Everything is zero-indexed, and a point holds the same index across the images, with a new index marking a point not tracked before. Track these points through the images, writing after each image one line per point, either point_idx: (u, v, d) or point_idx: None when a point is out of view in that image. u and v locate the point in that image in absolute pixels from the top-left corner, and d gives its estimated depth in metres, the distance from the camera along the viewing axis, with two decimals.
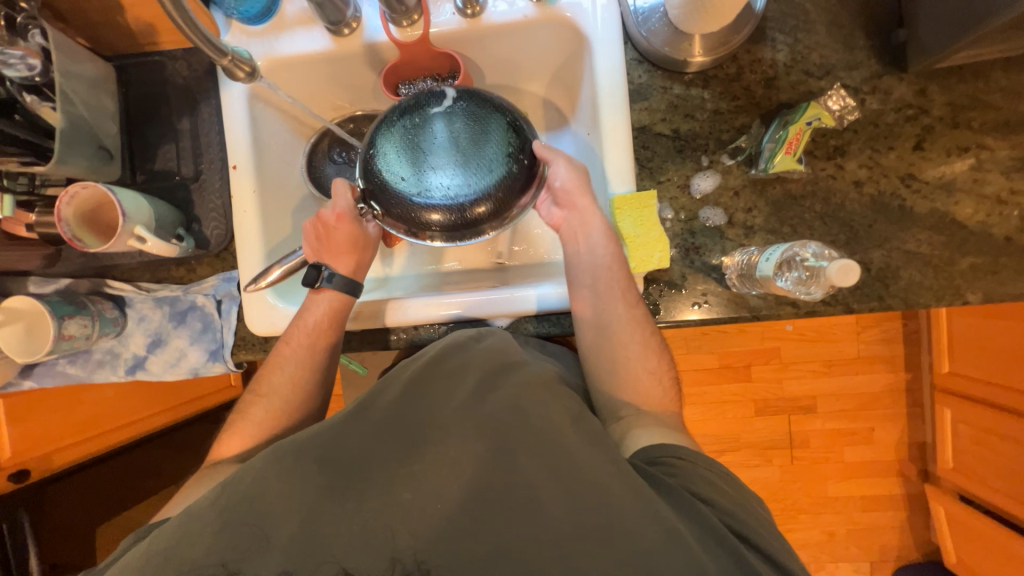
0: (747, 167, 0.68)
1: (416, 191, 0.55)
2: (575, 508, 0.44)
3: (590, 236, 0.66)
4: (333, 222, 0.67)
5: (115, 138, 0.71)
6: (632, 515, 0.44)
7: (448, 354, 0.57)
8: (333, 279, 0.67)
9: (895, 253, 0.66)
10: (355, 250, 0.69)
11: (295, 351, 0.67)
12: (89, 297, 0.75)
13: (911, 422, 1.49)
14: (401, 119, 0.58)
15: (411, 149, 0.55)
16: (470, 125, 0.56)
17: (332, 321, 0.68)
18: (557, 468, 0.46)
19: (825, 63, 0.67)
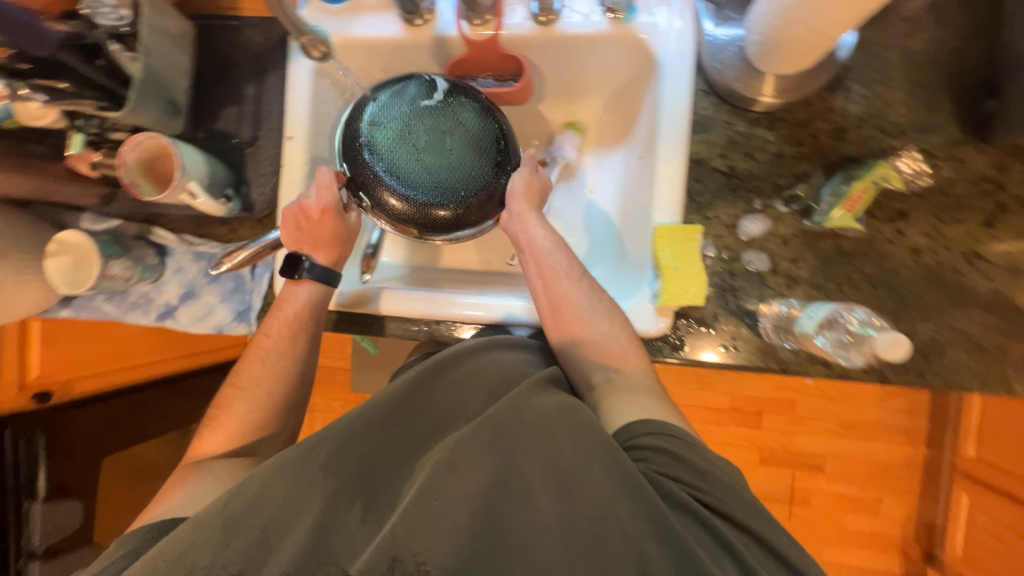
0: (800, 217, 0.66)
1: (406, 188, 0.61)
2: (568, 505, 0.46)
3: (535, 231, 0.67)
4: (315, 213, 0.67)
5: (184, 93, 0.74)
6: (626, 519, 0.45)
7: (451, 360, 0.59)
8: (310, 268, 0.68)
9: (944, 330, 0.63)
10: (333, 243, 0.70)
11: (277, 338, 0.69)
12: (135, 241, 0.78)
13: (923, 500, 1.42)
14: (389, 113, 0.62)
15: (403, 148, 0.61)
16: (459, 132, 0.63)
17: (314, 309, 0.70)
18: (549, 465, 0.48)
19: (901, 122, 0.65)
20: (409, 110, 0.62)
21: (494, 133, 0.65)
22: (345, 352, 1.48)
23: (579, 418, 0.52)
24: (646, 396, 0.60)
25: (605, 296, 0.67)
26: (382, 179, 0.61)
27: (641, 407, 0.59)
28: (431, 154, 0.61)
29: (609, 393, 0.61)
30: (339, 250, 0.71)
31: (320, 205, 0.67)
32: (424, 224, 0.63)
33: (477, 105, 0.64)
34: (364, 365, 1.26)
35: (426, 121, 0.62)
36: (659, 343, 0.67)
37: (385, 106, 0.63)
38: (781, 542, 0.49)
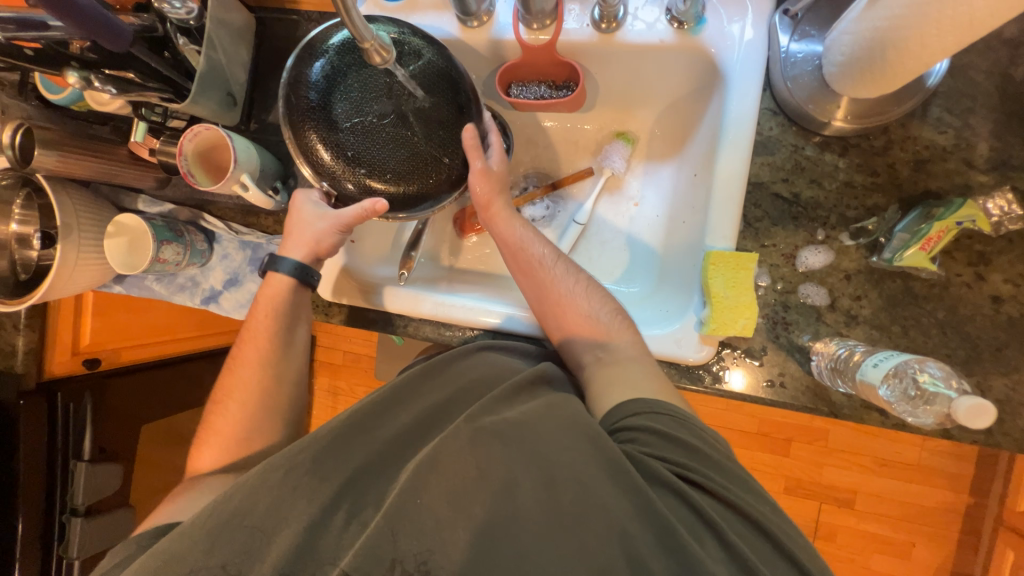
0: (867, 253, 0.61)
1: (376, 171, 0.57)
2: (554, 491, 0.46)
3: (511, 223, 0.68)
4: (299, 215, 0.68)
5: (242, 86, 0.75)
6: (611, 506, 0.45)
7: (448, 360, 0.62)
8: (285, 262, 0.69)
9: (1022, 386, 0.57)
10: (311, 243, 0.68)
11: (253, 343, 0.69)
12: (186, 226, 0.81)
13: (961, 549, 1.33)
14: (327, 94, 0.56)
15: (359, 126, 0.56)
16: (410, 90, 0.56)
17: (275, 304, 0.70)
18: (533, 454, 0.48)
19: (993, 156, 0.59)
20: (347, 87, 0.56)
21: (445, 81, 0.59)
22: (372, 340, 1.50)
23: (576, 419, 0.51)
24: (636, 366, 0.59)
25: (584, 275, 0.67)
26: (364, 175, 0.58)
27: (636, 380, 0.58)
28: (397, 128, 0.56)
29: (599, 373, 0.61)
30: (316, 251, 0.69)
31: (303, 209, 0.68)
32: (401, 205, 0.60)
33: (406, 49, 0.58)
34: (391, 357, 1.27)
35: (370, 90, 0.56)
36: (701, 372, 0.65)
37: (323, 90, 0.56)
38: (777, 526, 0.46)
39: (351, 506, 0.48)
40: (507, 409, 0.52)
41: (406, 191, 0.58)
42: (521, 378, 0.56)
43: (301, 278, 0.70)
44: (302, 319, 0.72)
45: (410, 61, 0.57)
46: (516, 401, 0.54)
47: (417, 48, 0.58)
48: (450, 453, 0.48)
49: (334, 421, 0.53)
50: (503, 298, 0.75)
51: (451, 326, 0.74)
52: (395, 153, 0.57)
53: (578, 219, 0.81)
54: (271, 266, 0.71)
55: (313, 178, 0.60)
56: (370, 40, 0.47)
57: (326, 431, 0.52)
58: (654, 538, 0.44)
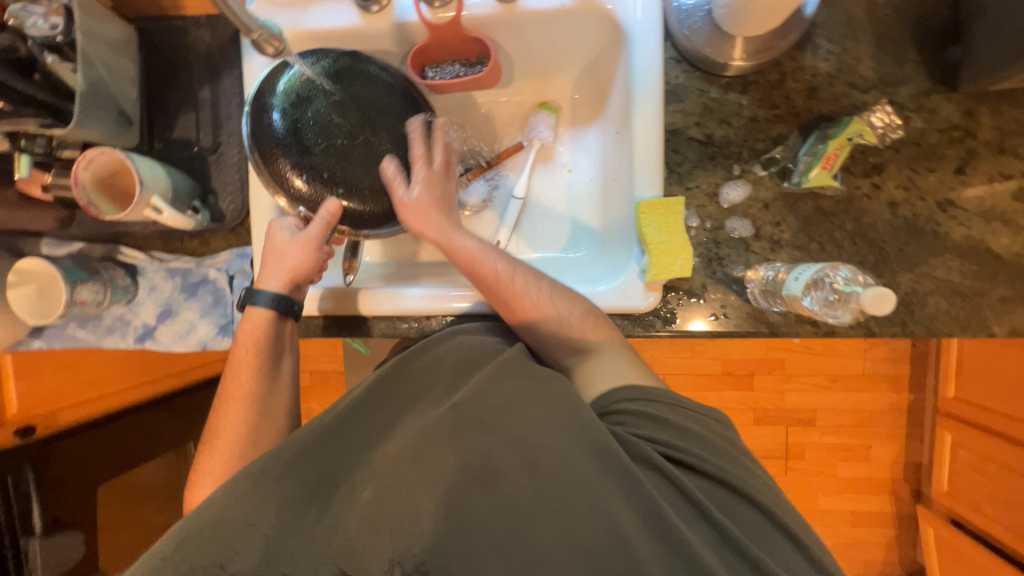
0: (779, 180, 0.66)
1: (355, 189, 0.61)
2: (543, 481, 0.46)
3: (463, 241, 0.65)
4: (273, 245, 0.66)
5: (135, 103, 0.70)
6: (594, 484, 0.45)
7: (416, 352, 0.60)
8: (262, 295, 0.66)
9: (924, 279, 0.64)
10: (289, 270, 0.65)
11: (239, 382, 0.66)
12: (103, 263, 0.75)
13: (908, 441, 1.48)
14: (297, 118, 0.58)
15: (336, 148, 0.59)
16: (379, 114, 0.62)
17: (257, 339, 0.67)
18: (520, 446, 0.47)
19: (871, 76, 0.65)
20: (317, 111, 0.58)
21: (407, 103, 0.64)
22: (336, 354, 1.46)
23: (561, 399, 0.51)
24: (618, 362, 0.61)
25: (547, 277, 0.66)
26: (346, 197, 0.61)
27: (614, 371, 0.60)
28: (369, 148, 0.61)
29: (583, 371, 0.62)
30: (296, 278, 0.66)
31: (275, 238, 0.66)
32: (379, 216, 0.64)
33: (355, 72, 0.61)
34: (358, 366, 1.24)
35: (341, 112, 0.59)
36: (651, 318, 0.68)
37: (289, 124, 0.58)
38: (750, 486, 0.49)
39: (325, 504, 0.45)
40: (490, 390, 0.51)
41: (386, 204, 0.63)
42: (500, 360, 0.55)
43: (282, 310, 0.67)
44: (284, 351, 0.69)
45: (367, 85, 0.61)
46: (498, 383, 0.52)
47: (364, 72, 0.62)
48: (421, 448, 0.47)
49: (302, 434, 0.49)
50: (463, 283, 0.75)
51: (408, 318, 0.73)
52: (374, 171, 0.61)
53: (516, 193, 0.82)
54: (247, 300, 0.67)
55: (289, 205, 0.61)
56: (258, 31, 0.56)
57: (293, 444, 0.48)
58: (640, 519, 0.45)
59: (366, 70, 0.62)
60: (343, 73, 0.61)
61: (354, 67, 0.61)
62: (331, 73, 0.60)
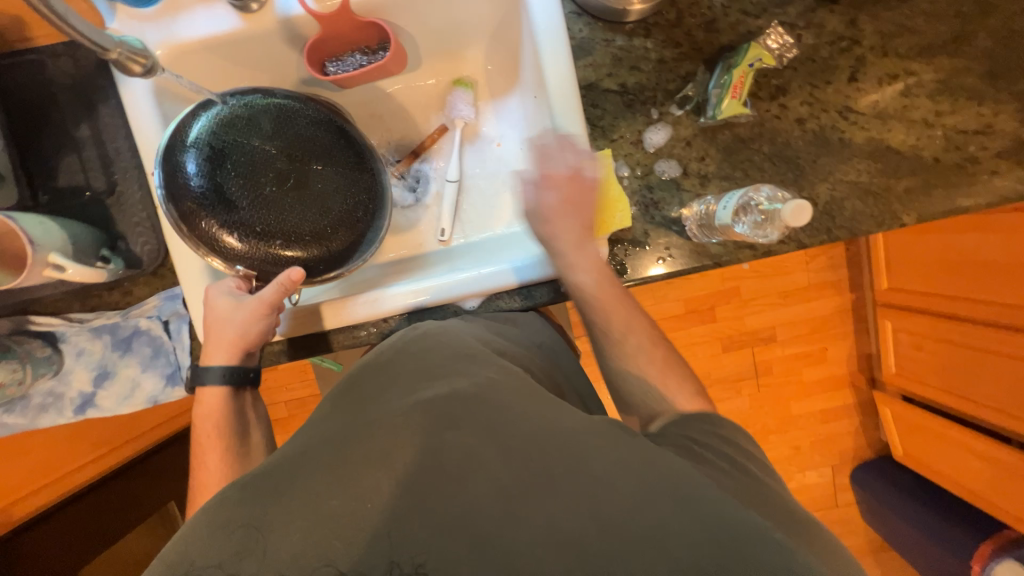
0: (696, 116, 0.68)
1: (294, 238, 0.57)
2: (518, 454, 0.43)
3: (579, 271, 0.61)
4: (213, 313, 0.60)
5: (2, 156, 0.62)
6: (569, 447, 0.44)
7: (375, 360, 0.57)
8: (211, 373, 0.63)
9: (839, 185, 0.69)
10: (236, 340, 0.61)
11: (207, 471, 0.62)
12: (12, 338, 0.67)
13: (857, 337, 1.62)
14: (217, 175, 0.55)
15: (265, 199, 0.56)
16: (308, 153, 0.58)
17: (219, 418, 0.63)
18: (490, 427, 0.45)
19: (761, 0, 0.67)
20: (238, 165, 0.55)
21: (336, 135, 0.61)
22: (307, 378, 1.41)
23: (531, 389, 0.52)
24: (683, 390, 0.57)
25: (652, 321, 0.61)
26: (283, 246, 0.57)
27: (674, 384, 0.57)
28: (302, 190, 0.57)
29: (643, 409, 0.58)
30: (244, 347, 0.62)
31: (214, 306, 0.60)
32: (327, 261, 0.59)
33: (266, 116, 0.58)
34: None
35: (266, 161, 0.56)
36: None
37: (205, 187, 0.54)
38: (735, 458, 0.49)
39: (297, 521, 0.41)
40: (454, 380, 0.50)
41: (332, 246, 0.59)
42: (463, 357, 0.54)
43: (238, 381, 0.64)
44: (251, 424, 0.66)
45: (291, 125, 0.58)
46: (464, 372, 0.52)
47: (275, 113, 0.58)
48: (386, 447, 0.44)
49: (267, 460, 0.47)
50: (430, 271, 0.72)
51: (363, 324, 0.70)
52: (310, 215, 0.57)
53: (449, 177, 0.80)
54: (197, 381, 0.63)
55: (224, 266, 0.57)
56: (115, 50, 0.49)
57: (255, 470, 0.46)
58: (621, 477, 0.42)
59: (276, 109, 0.58)
60: (252, 120, 0.57)
61: (262, 110, 0.58)
62: (239, 124, 0.56)
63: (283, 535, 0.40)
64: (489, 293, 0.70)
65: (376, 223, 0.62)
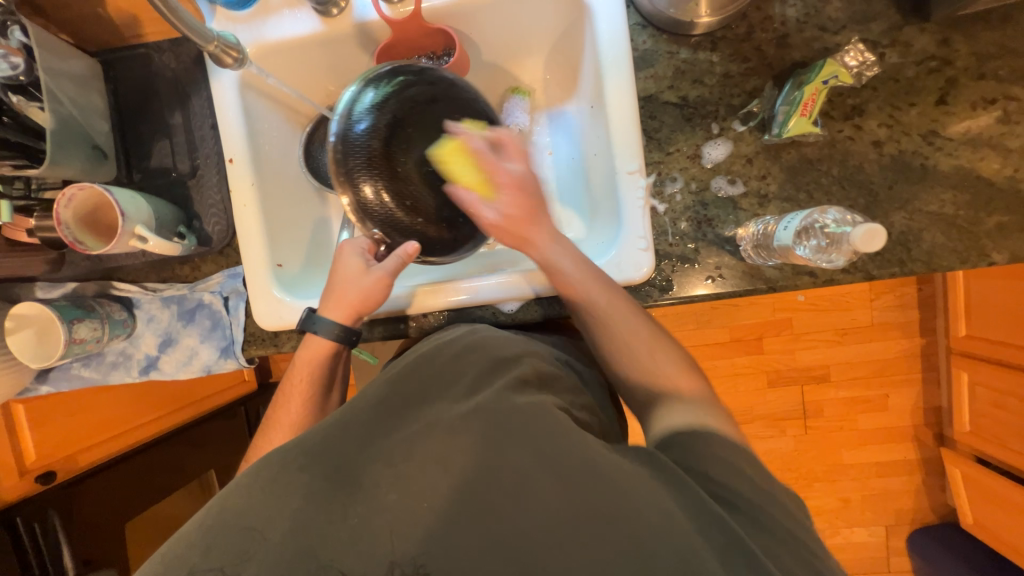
0: (760, 133, 0.65)
1: (435, 221, 0.57)
2: (556, 474, 0.42)
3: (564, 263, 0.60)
4: (345, 270, 0.64)
5: (108, 136, 0.70)
6: (606, 474, 0.42)
7: (440, 349, 0.57)
8: (323, 324, 0.65)
9: (917, 215, 0.63)
10: (358, 301, 0.64)
11: (289, 411, 0.65)
12: (97, 299, 0.75)
13: (926, 386, 1.47)
14: (389, 139, 0.55)
15: (427, 177, 0.56)
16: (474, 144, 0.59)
17: (314, 369, 0.66)
18: (536, 443, 0.44)
19: (840, 16, 0.64)
20: (414, 136, 0.56)
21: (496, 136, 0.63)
22: None
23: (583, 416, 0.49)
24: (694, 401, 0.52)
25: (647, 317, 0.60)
26: (422, 223, 0.57)
27: (658, 352, 0.58)
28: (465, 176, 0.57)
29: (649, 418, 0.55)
30: (360, 311, 0.66)
31: (347, 263, 0.64)
32: (446, 244, 0.59)
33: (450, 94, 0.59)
34: None
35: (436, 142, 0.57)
36: (647, 288, 0.67)
37: (374, 135, 0.54)
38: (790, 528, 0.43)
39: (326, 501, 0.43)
40: (517, 396, 0.48)
41: (461, 234, 0.59)
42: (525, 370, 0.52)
43: (343, 340, 0.66)
44: (335, 382, 0.69)
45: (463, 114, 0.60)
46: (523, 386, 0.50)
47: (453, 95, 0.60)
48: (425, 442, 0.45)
49: (310, 437, 0.48)
50: (506, 267, 0.73)
51: (405, 318, 0.73)
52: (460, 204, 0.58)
53: None
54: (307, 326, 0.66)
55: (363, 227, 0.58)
56: (214, 43, 0.56)
57: (295, 447, 0.47)
58: (662, 519, 0.40)
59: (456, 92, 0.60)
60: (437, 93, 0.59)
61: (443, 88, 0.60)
62: (426, 93, 0.58)
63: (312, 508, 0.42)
64: (529, 298, 0.70)
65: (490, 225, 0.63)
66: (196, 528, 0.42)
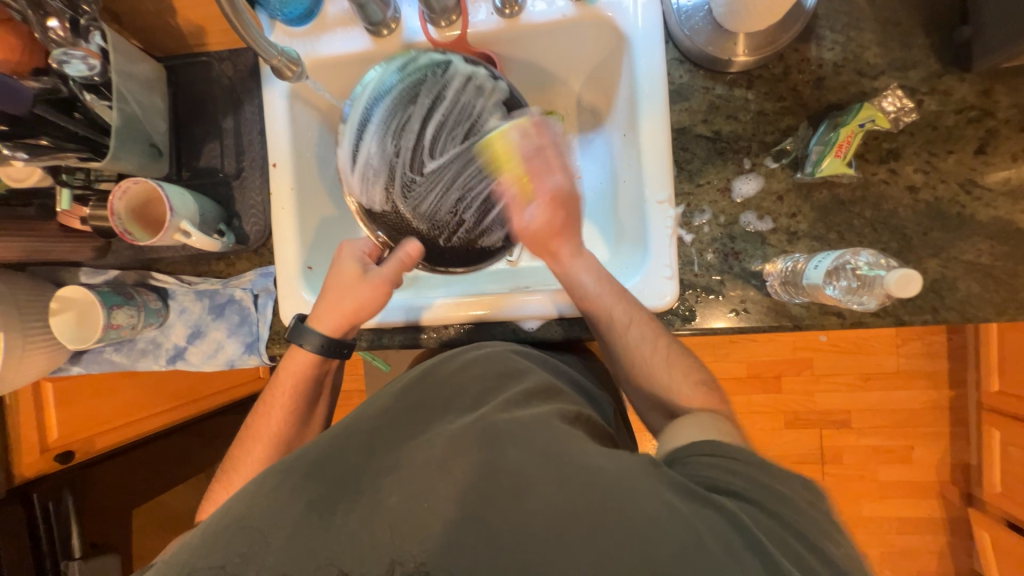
0: (792, 171, 0.66)
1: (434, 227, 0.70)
2: (564, 481, 0.41)
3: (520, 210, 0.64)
4: (341, 275, 0.65)
5: (164, 135, 0.74)
6: (617, 484, 0.40)
7: (437, 364, 0.58)
8: (313, 334, 0.65)
9: (953, 263, 0.62)
10: (350, 312, 0.65)
11: (270, 422, 0.66)
12: (136, 288, 0.79)
13: (954, 441, 1.41)
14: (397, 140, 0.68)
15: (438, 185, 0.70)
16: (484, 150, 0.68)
17: (302, 381, 0.67)
18: (540, 454, 0.43)
19: (879, 62, 0.64)
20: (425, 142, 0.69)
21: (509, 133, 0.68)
22: (359, 374, 1.47)
23: None
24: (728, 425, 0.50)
25: (662, 337, 0.61)
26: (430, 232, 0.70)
27: (677, 363, 0.60)
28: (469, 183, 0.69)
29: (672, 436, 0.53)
30: (352, 321, 0.66)
31: (349, 264, 0.65)
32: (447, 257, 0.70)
33: (485, 117, 0.67)
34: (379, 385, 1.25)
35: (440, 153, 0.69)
36: (669, 317, 0.67)
37: (398, 105, 0.67)
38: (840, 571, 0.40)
39: (343, 502, 0.42)
40: (518, 410, 0.48)
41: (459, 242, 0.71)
42: (529, 385, 0.52)
43: (333, 351, 0.66)
44: (323, 391, 0.70)
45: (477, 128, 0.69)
46: (528, 403, 0.49)
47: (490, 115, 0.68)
48: (445, 452, 0.44)
49: (324, 441, 0.48)
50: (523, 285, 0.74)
51: (418, 329, 0.74)
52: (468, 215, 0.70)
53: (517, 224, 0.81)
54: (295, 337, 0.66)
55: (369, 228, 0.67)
56: (276, 57, 0.59)
57: (314, 447, 0.47)
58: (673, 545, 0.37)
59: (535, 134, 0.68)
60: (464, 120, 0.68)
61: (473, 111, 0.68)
62: (464, 127, 0.69)
63: (324, 510, 0.42)
64: (550, 317, 0.70)
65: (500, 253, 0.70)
66: (205, 529, 0.42)
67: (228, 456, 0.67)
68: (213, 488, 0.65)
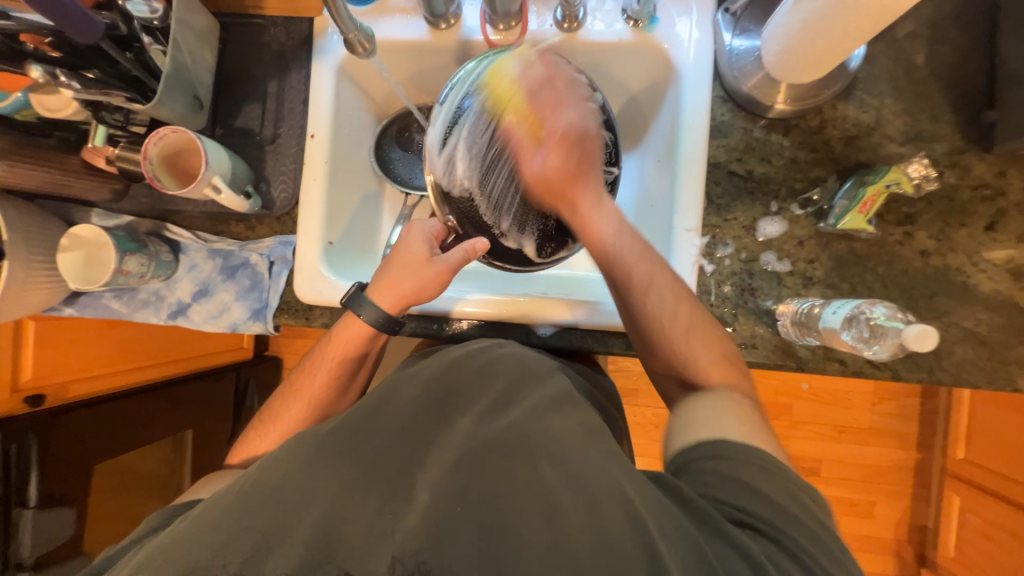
0: (815, 220, 0.69)
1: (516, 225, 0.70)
2: (580, 484, 0.43)
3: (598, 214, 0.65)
4: (405, 252, 0.67)
5: (207, 89, 0.73)
6: (631, 498, 0.42)
7: (466, 357, 0.57)
8: (368, 308, 0.66)
9: (952, 328, 0.66)
10: (410, 292, 0.66)
11: (313, 383, 0.68)
12: (149, 237, 0.77)
13: (915, 502, 1.45)
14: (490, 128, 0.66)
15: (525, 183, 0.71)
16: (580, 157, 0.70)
17: (348, 354, 0.68)
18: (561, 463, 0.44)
19: (908, 131, 0.68)
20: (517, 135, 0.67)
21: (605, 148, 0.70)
22: None
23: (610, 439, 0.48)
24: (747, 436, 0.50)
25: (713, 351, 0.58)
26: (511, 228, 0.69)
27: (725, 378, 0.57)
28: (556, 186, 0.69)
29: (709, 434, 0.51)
30: (408, 301, 0.67)
31: (416, 245, 0.67)
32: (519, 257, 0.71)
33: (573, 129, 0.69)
34: None
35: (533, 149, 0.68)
36: None
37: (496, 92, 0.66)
38: None
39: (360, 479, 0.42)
40: (538, 417, 0.48)
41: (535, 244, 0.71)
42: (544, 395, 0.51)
43: (387, 327, 0.67)
44: (364, 365, 0.70)
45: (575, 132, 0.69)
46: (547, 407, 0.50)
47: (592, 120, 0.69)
48: (469, 445, 0.45)
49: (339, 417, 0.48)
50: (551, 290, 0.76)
51: (440, 320, 0.74)
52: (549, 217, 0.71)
53: None
54: (352, 306, 0.68)
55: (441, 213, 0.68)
56: (353, 32, 0.59)
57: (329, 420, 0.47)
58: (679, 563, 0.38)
59: (611, 160, 0.70)
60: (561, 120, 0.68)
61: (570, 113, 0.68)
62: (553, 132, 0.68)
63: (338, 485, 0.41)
64: (565, 326, 0.71)
65: (557, 257, 0.72)
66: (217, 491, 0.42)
67: (268, 408, 0.70)
68: (251, 432, 0.69)
